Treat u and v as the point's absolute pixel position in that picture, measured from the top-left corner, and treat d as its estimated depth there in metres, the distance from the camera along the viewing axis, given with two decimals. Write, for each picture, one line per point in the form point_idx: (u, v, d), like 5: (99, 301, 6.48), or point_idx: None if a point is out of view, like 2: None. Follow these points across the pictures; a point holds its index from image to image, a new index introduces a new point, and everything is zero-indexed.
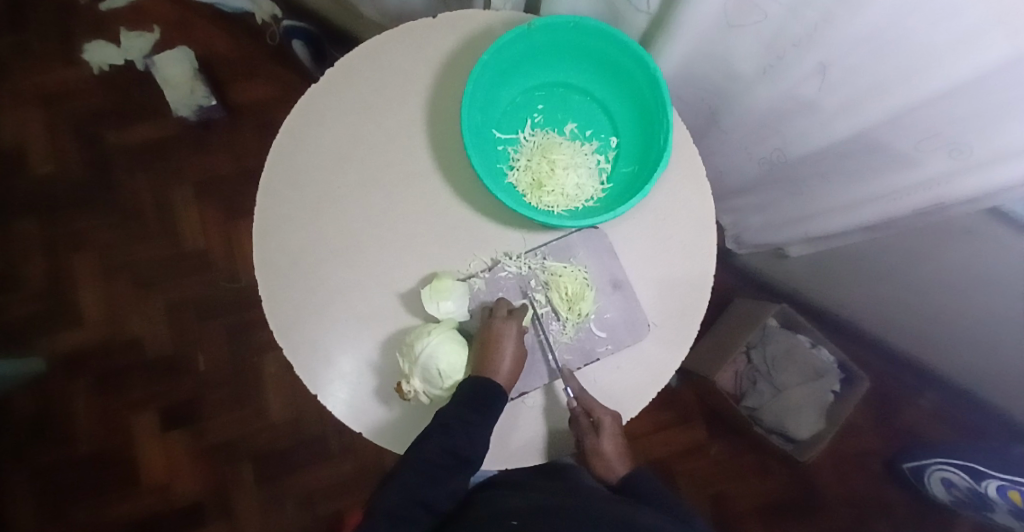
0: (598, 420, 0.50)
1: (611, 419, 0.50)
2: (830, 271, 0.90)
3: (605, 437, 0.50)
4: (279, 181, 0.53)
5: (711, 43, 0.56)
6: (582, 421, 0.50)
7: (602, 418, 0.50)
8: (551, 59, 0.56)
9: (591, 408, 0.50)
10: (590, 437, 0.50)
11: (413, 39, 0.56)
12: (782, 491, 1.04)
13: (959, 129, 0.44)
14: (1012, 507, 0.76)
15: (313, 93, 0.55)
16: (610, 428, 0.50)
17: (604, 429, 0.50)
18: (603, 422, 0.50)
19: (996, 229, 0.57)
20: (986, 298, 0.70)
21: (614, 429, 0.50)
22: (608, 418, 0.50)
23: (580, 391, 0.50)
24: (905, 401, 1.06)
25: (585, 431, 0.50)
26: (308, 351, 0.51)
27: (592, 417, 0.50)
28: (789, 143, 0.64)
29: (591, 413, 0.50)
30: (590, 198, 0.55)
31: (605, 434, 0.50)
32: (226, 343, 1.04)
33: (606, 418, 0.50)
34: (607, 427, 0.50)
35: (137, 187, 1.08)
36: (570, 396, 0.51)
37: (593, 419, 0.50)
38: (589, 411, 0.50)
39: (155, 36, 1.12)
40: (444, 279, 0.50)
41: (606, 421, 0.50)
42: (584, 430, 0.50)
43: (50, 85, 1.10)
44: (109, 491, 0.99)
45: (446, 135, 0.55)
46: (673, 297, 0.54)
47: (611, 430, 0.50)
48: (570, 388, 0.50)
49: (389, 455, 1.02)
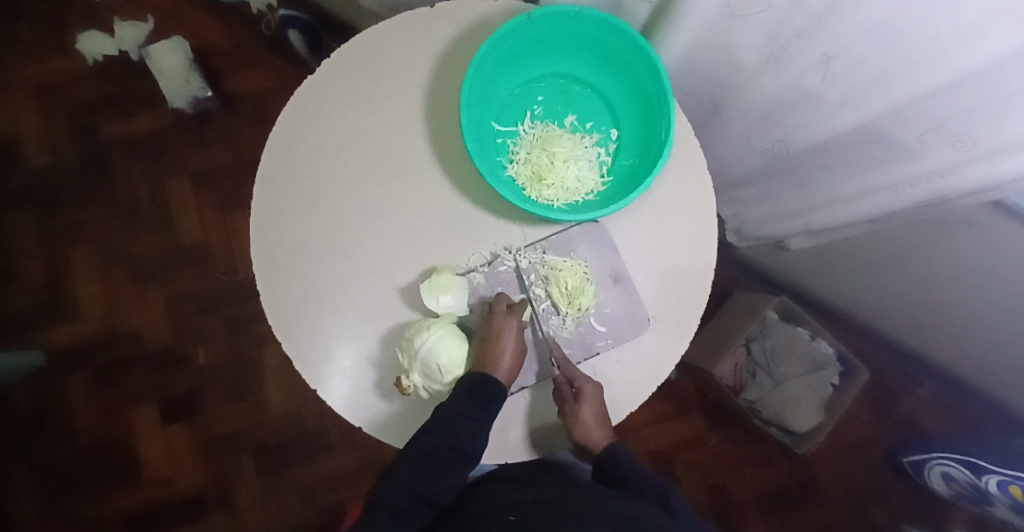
0: (579, 389, 0.49)
1: (593, 389, 0.49)
2: (830, 262, 0.89)
3: (586, 406, 0.49)
4: (278, 173, 0.52)
5: (714, 33, 0.56)
6: (565, 391, 0.50)
7: (584, 387, 0.49)
8: (551, 49, 0.55)
9: (572, 376, 0.49)
10: (570, 405, 0.49)
11: (412, 29, 0.55)
12: (780, 481, 1.05)
13: (964, 122, 0.43)
14: (1012, 501, 0.76)
15: (310, 84, 0.54)
16: (592, 398, 0.49)
17: (584, 396, 0.49)
18: (584, 390, 0.49)
19: (999, 221, 0.56)
20: (986, 290, 0.70)
21: (596, 400, 0.49)
22: (590, 387, 0.49)
23: (564, 360, 0.50)
24: (903, 393, 1.06)
25: (567, 399, 0.49)
26: (309, 346, 0.50)
27: (574, 387, 0.49)
28: (791, 135, 0.63)
29: (573, 382, 0.49)
30: (591, 191, 0.55)
31: (586, 402, 0.49)
32: (226, 337, 1.04)
33: (588, 387, 0.49)
34: (588, 395, 0.49)
35: (133, 179, 1.07)
36: (556, 369, 0.51)
37: (575, 388, 0.49)
38: (572, 380, 0.50)
39: (150, 25, 1.10)
40: (444, 273, 0.50)
41: (587, 389, 0.49)
42: (565, 398, 0.49)
43: (43, 75, 1.09)
44: (111, 485, 0.99)
45: (445, 126, 0.54)
46: (673, 292, 0.54)
47: (592, 400, 0.49)
48: (556, 361, 0.51)
49: (390, 448, 1.02)
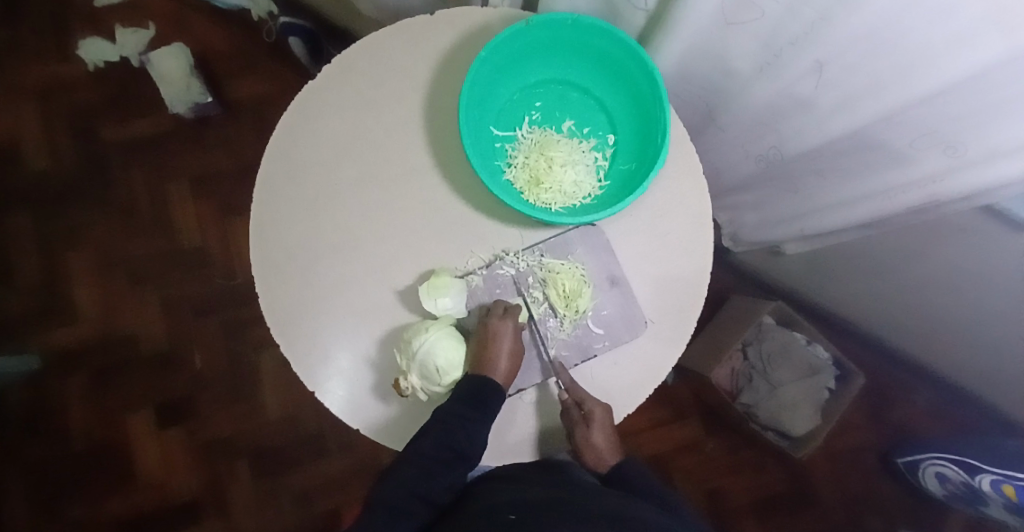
0: (589, 412, 0.50)
1: (602, 412, 0.50)
2: (825, 267, 0.90)
3: (596, 430, 0.49)
4: (277, 177, 0.53)
5: (709, 41, 0.56)
6: (573, 412, 0.50)
7: (593, 410, 0.50)
8: (548, 56, 0.56)
9: (582, 399, 0.50)
10: (581, 428, 0.50)
11: (411, 36, 0.56)
12: (777, 486, 1.05)
13: (954, 129, 0.45)
14: (1007, 500, 0.77)
15: (311, 90, 0.55)
16: (601, 421, 0.50)
17: (595, 420, 0.49)
18: (594, 414, 0.49)
19: (992, 227, 0.57)
20: (979, 295, 0.71)
21: (605, 423, 0.50)
22: (599, 410, 0.50)
23: (573, 383, 0.50)
24: (898, 398, 1.06)
25: (577, 422, 0.50)
26: (307, 349, 0.51)
27: (583, 410, 0.50)
28: (785, 141, 0.64)
29: (582, 405, 0.50)
30: (587, 195, 0.56)
31: (596, 426, 0.49)
32: (223, 341, 1.04)
33: (598, 410, 0.50)
34: (598, 419, 0.49)
35: (132, 183, 1.08)
36: (561, 388, 0.51)
37: (584, 411, 0.50)
38: (581, 402, 0.50)
39: (151, 31, 1.11)
40: (442, 275, 0.50)
41: (597, 413, 0.50)
42: (575, 422, 0.50)
43: (45, 80, 1.09)
44: (104, 491, 0.98)
45: (445, 131, 0.55)
46: (670, 295, 0.54)
47: (602, 422, 0.50)
48: (562, 382, 0.51)
49: (386, 452, 1.02)
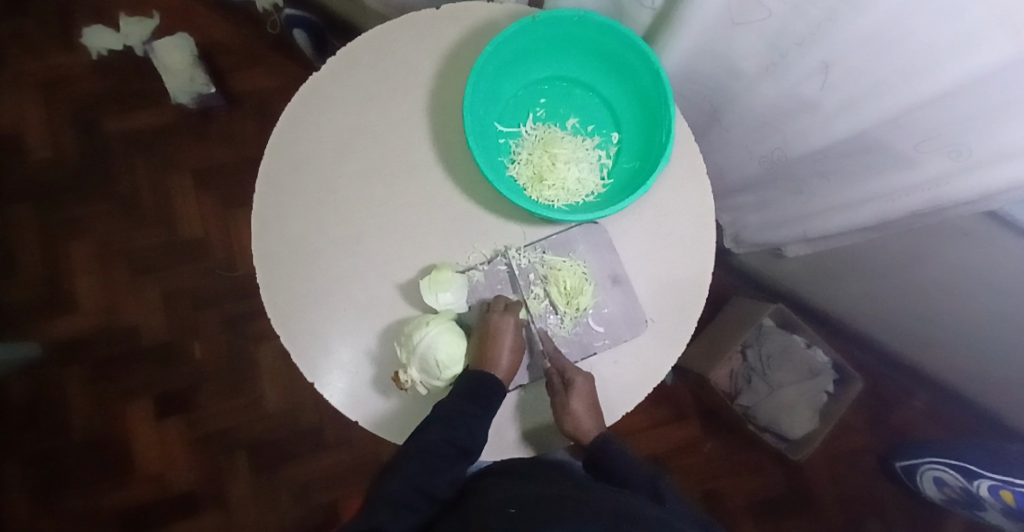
0: (569, 381, 0.49)
1: (583, 382, 0.49)
2: (827, 270, 0.90)
3: (576, 399, 0.49)
4: (280, 169, 0.53)
5: (715, 40, 0.56)
6: (555, 381, 0.50)
7: (574, 379, 0.49)
8: (554, 52, 0.56)
9: (563, 369, 0.50)
10: (560, 397, 0.50)
11: (417, 30, 0.56)
12: (774, 488, 1.05)
13: (957, 131, 0.44)
14: (1004, 506, 0.78)
15: (315, 82, 0.54)
16: (582, 391, 0.49)
17: (574, 389, 0.49)
18: (574, 382, 0.49)
19: (995, 231, 0.57)
20: (982, 301, 0.71)
21: (586, 393, 0.49)
22: (580, 379, 0.49)
23: (556, 353, 0.51)
24: (897, 402, 1.06)
25: (557, 391, 0.50)
26: (308, 342, 0.51)
27: (565, 379, 0.50)
28: (789, 142, 0.64)
29: (564, 374, 0.50)
30: (590, 193, 0.55)
31: (576, 395, 0.49)
32: (223, 334, 1.04)
33: (579, 379, 0.50)
34: (578, 387, 0.49)
35: (135, 175, 1.07)
36: (546, 360, 0.52)
37: (565, 380, 0.50)
38: (563, 372, 0.50)
39: (156, 22, 1.11)
40: (444, 270, 0.50)
41: (577, 382, 0.49)
42: (555, 390, 0.50)
43: (49, 69, 1.09)
44: (102, 483, 0.98)
45: (448, 125, 0.54)
46: (672, 294, 0.54)
47: (583, 393, 0.49)
48: (546, 352, 0.51)
49: (385, 447, 1.02)
